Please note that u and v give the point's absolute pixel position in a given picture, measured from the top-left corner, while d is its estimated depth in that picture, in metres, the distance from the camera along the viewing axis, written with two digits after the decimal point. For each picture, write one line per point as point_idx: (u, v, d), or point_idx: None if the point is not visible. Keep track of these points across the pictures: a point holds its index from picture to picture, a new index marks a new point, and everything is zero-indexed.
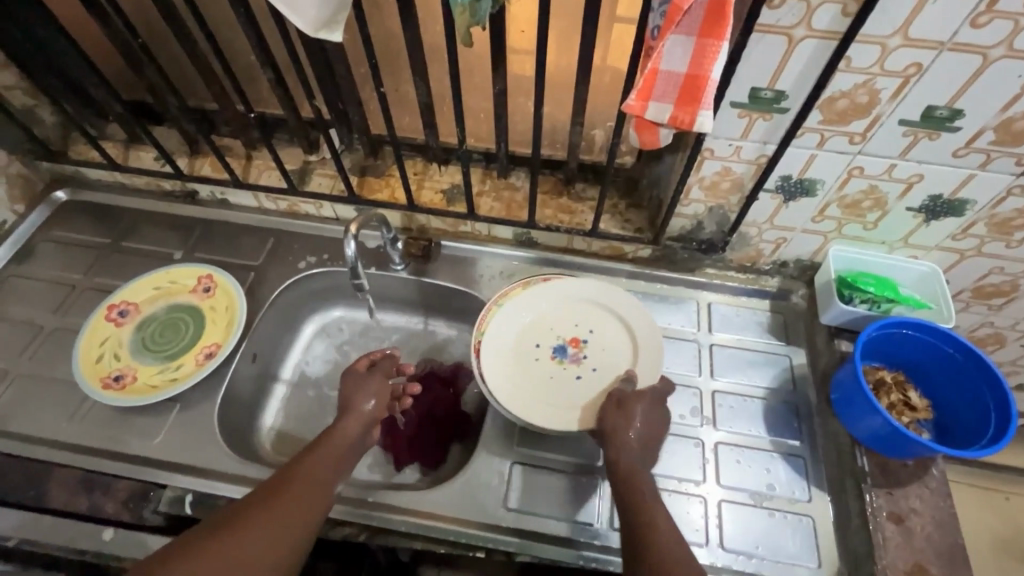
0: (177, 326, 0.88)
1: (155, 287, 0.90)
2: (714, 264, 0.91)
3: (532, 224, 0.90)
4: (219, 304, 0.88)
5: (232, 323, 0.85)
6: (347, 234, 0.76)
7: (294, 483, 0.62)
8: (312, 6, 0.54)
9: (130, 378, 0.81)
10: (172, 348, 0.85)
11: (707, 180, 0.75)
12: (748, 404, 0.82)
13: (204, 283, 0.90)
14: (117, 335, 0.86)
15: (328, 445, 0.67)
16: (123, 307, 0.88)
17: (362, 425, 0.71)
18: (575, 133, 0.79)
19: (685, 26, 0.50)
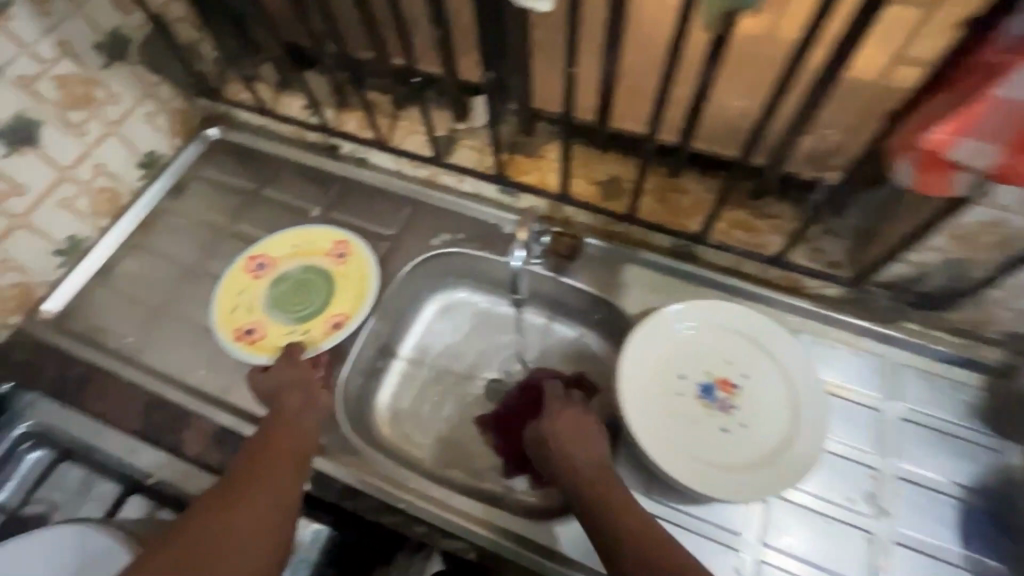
0: (308, 290, 0.87)
1: (293, 246, 0.89)
2: (921, 319, 0.74)
3: (701, 239, 0.78)
4: (350, 277, 0.86)
5: (363, 304, 0.84)
6: None
7: (268, 452, 0.63)
8: None
9: (259, 335, 0.82)
10: (301, 312, 0.85)
11: (962, 228, 0.58)
12: (937, 502, 0.68)
13: (338, 250, 0.88)
14: (252, 288, 0.86)
15: (286, 417, 0.67)
16: (262, 261, 0.88)
17: (304, 395, 0.71)
18: (789, 142, 0.64)
19: None
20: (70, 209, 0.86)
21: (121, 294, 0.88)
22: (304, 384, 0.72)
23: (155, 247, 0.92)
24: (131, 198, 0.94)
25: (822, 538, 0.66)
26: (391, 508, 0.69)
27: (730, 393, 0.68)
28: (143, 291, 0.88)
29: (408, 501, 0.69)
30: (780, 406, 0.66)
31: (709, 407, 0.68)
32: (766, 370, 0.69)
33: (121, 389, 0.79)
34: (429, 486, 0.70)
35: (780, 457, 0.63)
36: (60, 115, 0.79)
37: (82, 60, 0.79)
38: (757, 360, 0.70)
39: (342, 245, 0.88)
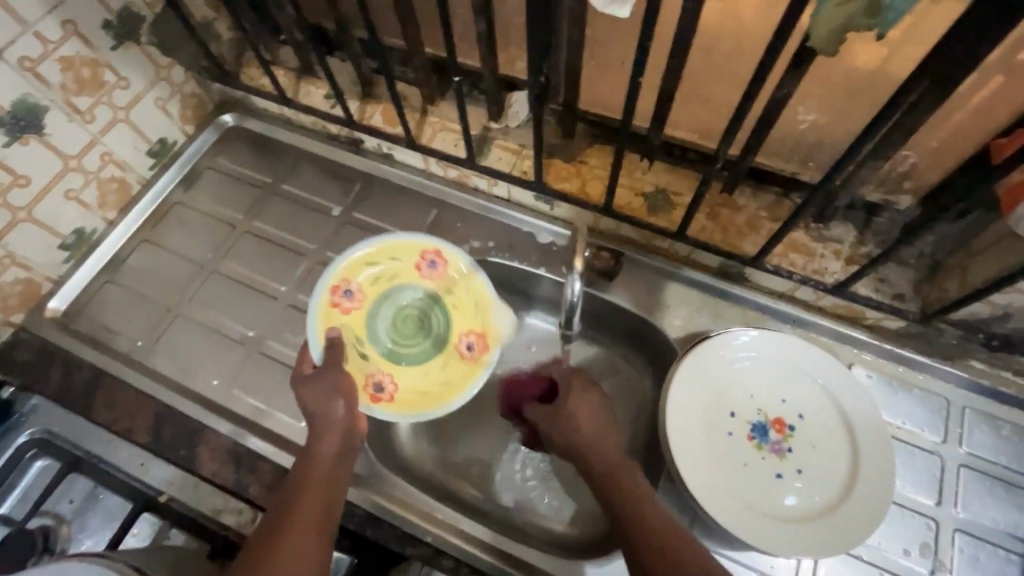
0: (414, 330, 0.76)
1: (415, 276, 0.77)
2: (990, 359, 0.68)
3: (755, 262, 0.72)
4: (446, 376, 0.74)
5: (409, 406, 0.71)
6: (572, 271, 0.59)
7: (308, 485, 0.60)
8: None
9: (345, 313, 0.74)
10: (394, 342, 0.75)
11: None
12: (998, 558, 0.63)
13: (469, 338, 0.75)
14: (408, 280, 0.76)
15: (315, 465, 0.61)
16: (435, 260, 0.76)
17: (340, 439, 0.63)
18: (870, 167, 0.58)
19: None
20: (77, 201, 0.80)
21: (130, 292, 0.83)
22: (342, 428, 0.64)
23: (166, 242, 0.87)
24: (141, 188, 0.88)
25: None
26: (417, 539, 0.66)
27: (784, 435, 0.64)
28: (153, 290, 0.83)
29: (436, 534, 0.66)
30: (837, 453, 0.62)
31: (760, 448, 0.63)
32: (824, 411, 0.64)
33: (131, 397, 0.75)
34: (459, 519, 0.67)
35: (836, 510, 0.59)
36: (66, 101, 0.73)
37: (91, 41, 0.73)
38: (814, 399, 0.65)
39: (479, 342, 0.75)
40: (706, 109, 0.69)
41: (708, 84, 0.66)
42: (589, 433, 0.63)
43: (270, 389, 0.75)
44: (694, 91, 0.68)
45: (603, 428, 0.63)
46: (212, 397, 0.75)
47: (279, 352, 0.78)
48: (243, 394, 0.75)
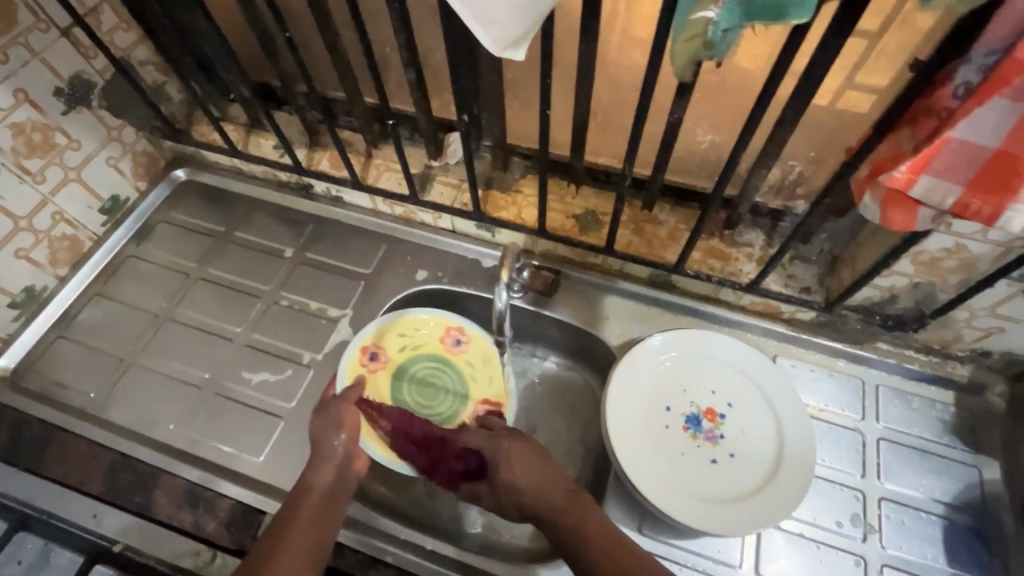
0: (439, 394, 0.80)
1: (439, 349, 0.81)
2: (892, 339, 0.76)
3: (677, 269, 0.78)
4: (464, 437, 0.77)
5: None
6: (499, 283, 0.67)
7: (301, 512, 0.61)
8: (504, 19, 0.44)
9: (369, 373, 0.79)
10: (420, 406, 0.79)
11: (924, 256, 0.61)
12: (922, 521, 0.68)
13: (490, 407, 0.78)
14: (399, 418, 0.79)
15: (305, 503, 0.61)
16: (460, 337, 0.82)
17: (336, 470, 0.65)
18: (758, 175, 0.66)
19: (970, 142, 0.39)
20: (27, 260, 0.82)
21: (83, 347, 0.84)
22: (338, 463, 0.66)
23: (119, 294, 0.88)
24: (92, 245, 0.90)
25: (814, 564, 0.66)
26: (378, 561, 0.67)
27: (715, 423, 0.69)
28: (106, 342, 0.84)
29: (396, 553, 0.67)
30: (764, 433, 0.68)
31: (696, 438, 0.69)
32: (749, 398, 0.70)
33: (83, 448, 0.74)
34: (419, 537, 0.69)
35: (765, 489, 0.64)
36: (16, 164, 0.76)
37: (41, 108, 0.77)
38: (740, 389, 0.71)
39: (496, 410, 0.77)
40: (618, 137, 0.78)
41: (616, 116, 0.75)
42: (528, 479, 0.63)
43: (227, 429, 0.76)
44: (606, 123, 0.77)
45: (538, 470, 0.63)
46: (168, 441, 0.75)
47: (236, 392, 0.79)
48: (200, 435, 0.75)
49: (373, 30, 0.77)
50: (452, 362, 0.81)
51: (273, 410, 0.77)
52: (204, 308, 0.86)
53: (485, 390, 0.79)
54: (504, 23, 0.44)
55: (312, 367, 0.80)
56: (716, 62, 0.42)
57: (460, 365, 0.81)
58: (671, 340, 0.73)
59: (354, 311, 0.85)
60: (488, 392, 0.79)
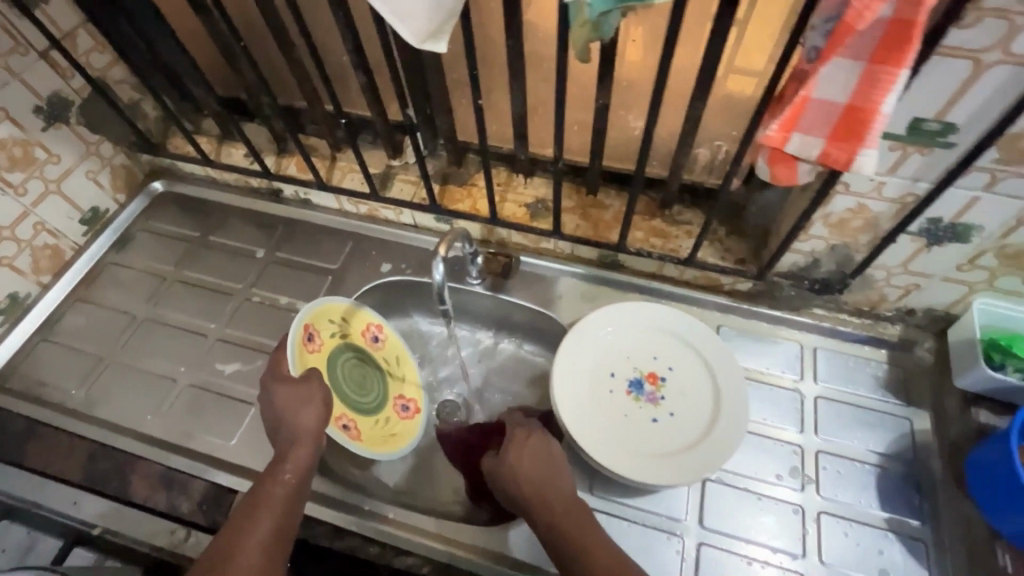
0: (367, 383, 0.84)
1: (361, 342, 0.85)
2: (825, 305, 0.81)
3: (621, 248, 0.83)
4: (392, 428, 0.84)
5: (374, 446, 0.79)
6: (435, 257, 0.69)
7: (266, 502, 0.61)
8: (420, 13, 0.49)
9: (310, 355, 0.77)
10: (351, 393, 0.82)
11: (834, 217, 0.66)
12: (858, 470, 0.72)
13: (407, 401, 0.87)
14: (336, 403, 0.78)
15: (274, 486, 0.62)
16: (377, 334, 0.87)
17: (309, 453, 0.66)
18: (683, 153, 0.72)
19: (825, 100, 0.45)
20: (10, 267, 0.87)
21: (65, 349, 0.88)
22: (310, 445, 0.66)
23: (100, 298, 0.93)
24: (74, 254, 0.95)
25: (757, 515, 0.69)
26: (343, 531, 0.70)
27: (657, 386, 0.74)
28: (87, 343, 0.88)
29: (359, 522, 0.71)
30: (702, 394, 0.72)
31: (639, 399, 0.73)
32: (688, 362, 0.75)
33: (63, 441, 0.78)
34: (383, 507, 0.72)
35: (702, 443, 0.69)
36: None
37: (21, 124, 0.82)
38: (680, 353, 0.75)
39: (413, 404, 0.87)
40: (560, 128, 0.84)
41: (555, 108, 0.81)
42: (541, 476, 0.63)
43: (201, 417, 0.80)
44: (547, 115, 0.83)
45: (551, 469, 0.64)
46: (145, 431, 0.79)
47: (209, 382, 0.83)
48: (175, 424, 0.79)
49: (328, 39, 0.83)
50: (371, 356, 0.86)
51: (245, 397, 0.81)
52: (180, 307, 0.91)
53: (401, 384, 0.88)
54: (420, 16, 0.50)
55: None
56: (605, 42, 0.49)
57: (378, 360, 0.87)
58: (614, 311, 0.78)
59: None
60: (406, 387, 0.88)
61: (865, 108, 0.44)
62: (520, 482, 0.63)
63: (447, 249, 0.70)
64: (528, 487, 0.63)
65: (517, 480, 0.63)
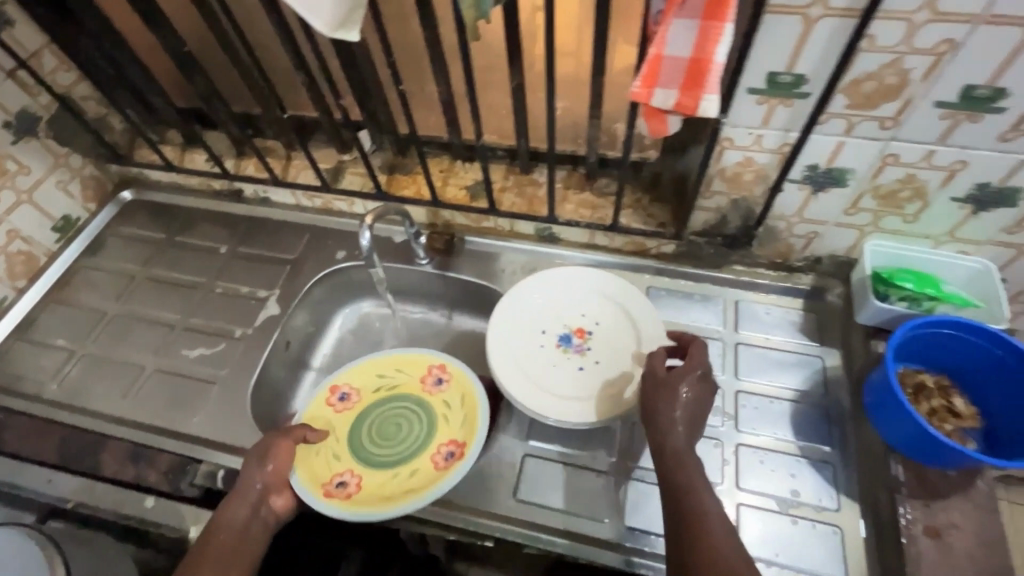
0: (402, 438, 0.79)
1: (420, 390, 0.83)
2: (743, 260, 0.88)
3: (552, 220, 0.90)
4: (413, 482, 0.74)
5: (363, 505, 0.71)
6: (362, 225, 0.76)
7: (212, 550, 0.63)
8: (327, 6, 0.57)
9: (335, 413, 0.81)
10: (373, 446, 0.78)
11: (728, 172, 0.73)
12: (774, 406, 0.78)
13: (451, 450, 0.76)
14: (345, 458, 0.76)
15: (219, 532, 0.64)
16: (442, 377, 0.83)
17: (248, 509, 0.66)
18: (594, 125, 0.79)
19: (673, 56, 0.52)
20: None
21: (40, 346, 0.94)
22: (253, 500, 0.67)
23: (73, 299, 0.99)
24: (47, 260, 1.02)
25: None
26: None
27: (584, 339, 0.80)
28: (60, 340, 0.94)
29: None
30: (623, 346, 0.79)
31: (567, 351, 0.79)
32: (613, 316, 0.82)
33: (38, 427, 0.83)
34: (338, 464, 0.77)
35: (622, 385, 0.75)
36: None
37: None
38: (605, 309, 0.82)
39: (457, 451, 0.75)
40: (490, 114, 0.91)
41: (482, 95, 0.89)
42: (683, 420, 0.63)
43: (168, 398, 0.85)
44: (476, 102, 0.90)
45: (695, 413, 0.64)
46: (114, 414, 0.84)
47: (176, 367, 0.88)
48: (143, 406, 0.85)
49: (274, 45, 0.91)
50: (428, 402, 0.81)
51: (209, 378, 0.87)
52: (148, 302, 0.97)
53: (449, 433, 0.78)
54: (327, 8, 0.57)
55: (243, 340, 0.91)
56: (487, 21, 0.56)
57: (435, 406, 0.81)
58: (544, 275, 0.85)
59: (280, 290, 0.96)
60: (453, 434, 0.78)
61: (704, 60, 0.51)
62: (678, 439, 0.62)
63: (373, 218, 0.77)
64: (677, 452, 0.61)
65: (665, 438, 0.63)
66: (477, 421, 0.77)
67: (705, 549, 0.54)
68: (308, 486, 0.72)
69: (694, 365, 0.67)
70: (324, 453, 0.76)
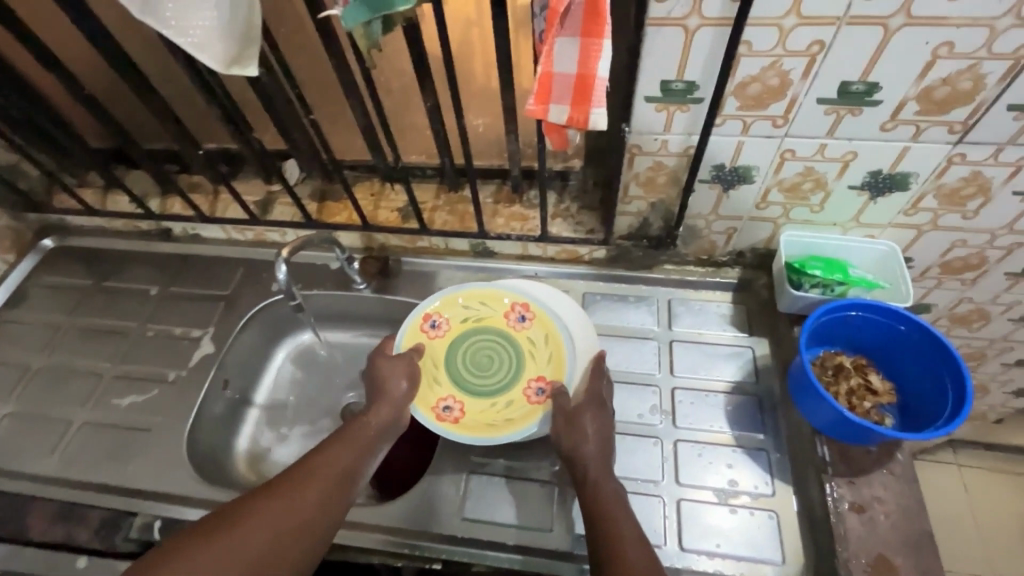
0: (497, 368, 0.81)
1: (504, 325, 0.84)
2: (671, 259, 0.90)
3: (484, 235, 0.91)
4: (511, 412, 0.77)
5: (472, 429, 0.75)
6: (278, 259, 0.74)
7: (354, 438, 0.69)
8: (216, 43, 0.56)
9: (431, 340, 0.83)
10: (472, 374, 0.81)
11: (642, 176, 0.75)
12: (709, 399, 0.80)
13: (541, 384, 0.78)
14: (471, 391, 0.79)
15: (362, 425, 0.71)
16: (524, 314, 0.84)
17: (392, 410, 0.74)
18: (512, 140, 0.80)
19: (561, 73, 0.53)
20: None
21: None
22: (396, 404, 0.75)
23: None
24: None
25: (622, 452, 0.76)
26: None
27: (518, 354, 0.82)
28: None
29: None
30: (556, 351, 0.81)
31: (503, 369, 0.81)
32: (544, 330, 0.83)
33: None
34: None
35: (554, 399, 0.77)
36: None
37: None
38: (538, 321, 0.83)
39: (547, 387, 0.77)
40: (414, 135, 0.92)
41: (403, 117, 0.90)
42: (595, 451, 0.68)
43: (98, 451, 0.82)
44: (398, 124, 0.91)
45: (604, 439, 0.69)
46: (42, 473, 0.81)
47: (107, 418, 0.85)
48: (72, 462, 0.81)
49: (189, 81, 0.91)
50: (514, 337, 0.83)
51: (142, 426, 0.84)
52: (76, 352, 0.94)
53: (535, 368, 0.80)
54: (216, 44, 0.56)
55: (178, 383, 0.88)
56: (380, 47, 0.57)
57: (520, 341, 0.82)
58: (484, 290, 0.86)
59: (215, 328, 0.94)
60: (544, 369, 0.80)
61: (589, 76, 0.53)
62: (591, 465, 0.66)
63: (290, 251, 0.75)
64: (593, 475, 0.66)
65: (581, 466, 0.67)
66: (562, 348, 0.80)
67: (619, 565, 0.57)
68: (421, 409, 0.77)
69: (593, 395, 0.72)
70: (428, 377, 0.80)
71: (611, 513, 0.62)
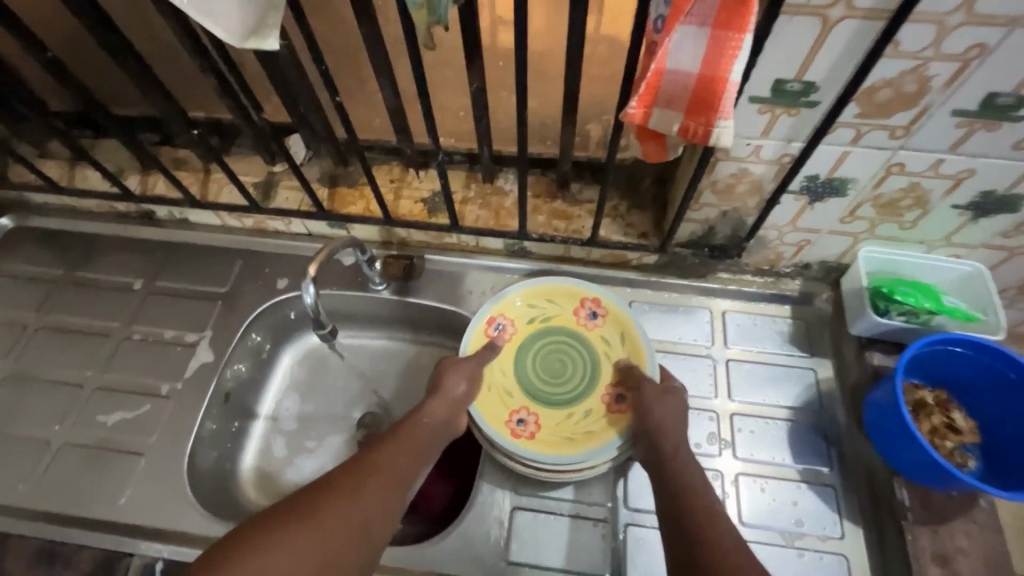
0: (569, 374, 0.73)
1: (573, 323, 0.76)
2: (729, 267, 0.81)
3: (523, 235, 0.80)
4: (590, 425, 0.70)
5: (554, 447, 0.68)
6: (305, 279, 0.65)
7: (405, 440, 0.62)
8: (231, 11, 0.44)
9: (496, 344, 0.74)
10: (543, 383, 0.73)
11: (720, 183, 0.66)
12: (770, 428, 0.74)
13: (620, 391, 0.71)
14: (544, 401, 0.72)
15: (417, 424, 0.64)
16: (596, 310, 0.76)
17: (449, 407, 0.66)
18: (568, 132, 0.69)
19: (678, 71, 0.42)
20: None
21: None
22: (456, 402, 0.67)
23: None
24: None
25: None
26: None
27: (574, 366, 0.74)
28: None
29: None
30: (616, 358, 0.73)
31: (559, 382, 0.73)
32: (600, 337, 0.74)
33: None
34: None
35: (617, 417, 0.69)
36: None
37: None
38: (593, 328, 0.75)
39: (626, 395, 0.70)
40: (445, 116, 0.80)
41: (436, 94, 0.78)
42: (671, 436, 0.63)
43: (84, 477, 0.72)
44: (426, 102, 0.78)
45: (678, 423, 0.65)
46: (19, 502, 0.71)
47: (92, 438, 0.75)
48: (54, 489, 0.71)
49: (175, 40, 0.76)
50: (587, 337, 0.75)
51: (134, 449, 0.74)
52: (48, 357, 0.81)
53: (613, 373, 0.72)
54: (230, 13, 0.44)
55: (172, 397, 0.77)
56: (445, 26, 0.45)
57: (593, 341, 0.74)
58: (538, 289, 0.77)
59: (212, 331, 0.82)
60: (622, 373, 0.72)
61: (715, 78, 0.42)
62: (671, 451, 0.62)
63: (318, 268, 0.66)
64: (675, 464, 0.61)
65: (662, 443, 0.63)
66: (642, 346, 0.72)
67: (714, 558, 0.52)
68: (494, 426, 0.69)
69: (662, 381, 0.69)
70: (496, 388, 0.72)
71: (697, 503, 0.57)
